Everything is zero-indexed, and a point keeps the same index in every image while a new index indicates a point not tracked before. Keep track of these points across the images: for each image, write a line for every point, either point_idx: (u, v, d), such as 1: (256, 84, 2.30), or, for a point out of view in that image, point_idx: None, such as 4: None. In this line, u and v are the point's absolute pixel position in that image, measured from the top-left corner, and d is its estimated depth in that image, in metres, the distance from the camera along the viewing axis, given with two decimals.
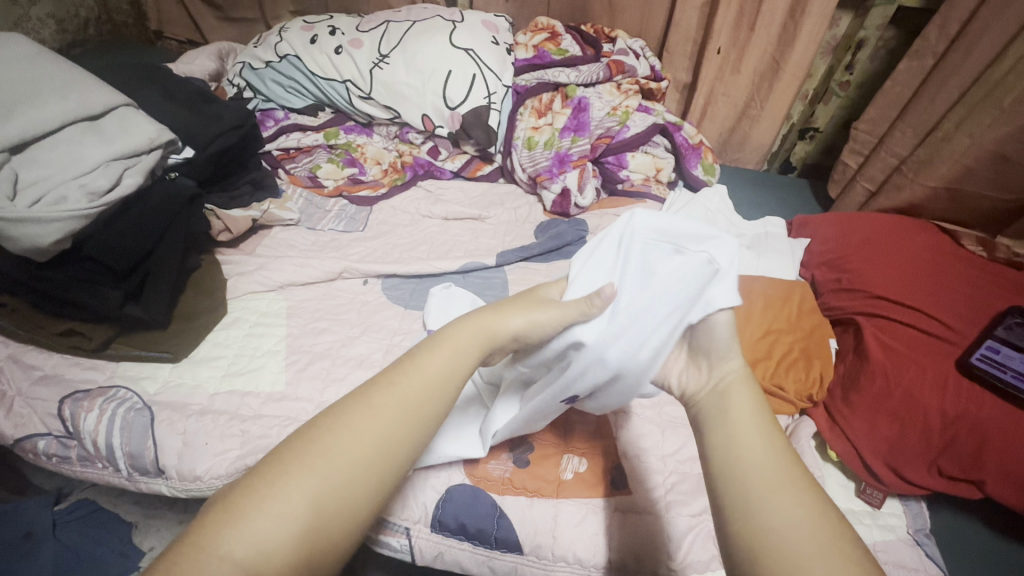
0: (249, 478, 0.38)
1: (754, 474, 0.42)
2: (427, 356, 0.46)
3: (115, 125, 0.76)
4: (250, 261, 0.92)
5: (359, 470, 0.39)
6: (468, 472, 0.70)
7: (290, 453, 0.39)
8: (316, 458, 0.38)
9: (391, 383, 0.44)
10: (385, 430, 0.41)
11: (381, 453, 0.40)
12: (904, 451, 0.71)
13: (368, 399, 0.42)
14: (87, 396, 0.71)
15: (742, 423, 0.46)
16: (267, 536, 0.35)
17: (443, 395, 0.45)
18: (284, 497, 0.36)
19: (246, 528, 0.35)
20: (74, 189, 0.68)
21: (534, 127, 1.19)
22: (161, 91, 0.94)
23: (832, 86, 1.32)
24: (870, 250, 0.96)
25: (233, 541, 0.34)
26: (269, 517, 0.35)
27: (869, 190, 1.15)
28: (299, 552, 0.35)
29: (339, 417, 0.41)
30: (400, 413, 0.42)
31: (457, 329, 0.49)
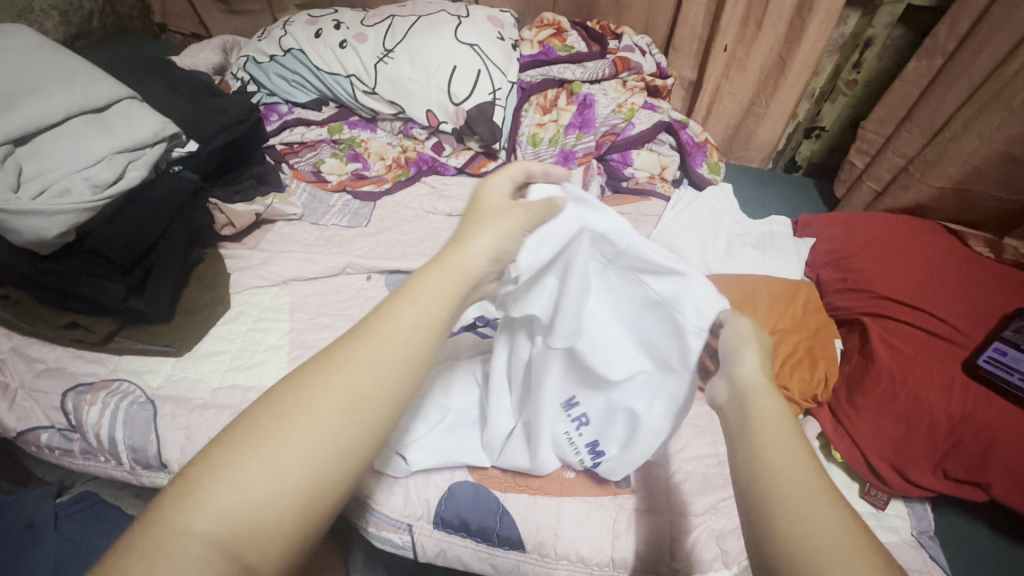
0: (210, 447, 0.35)
1: (786, 478, 0.37)
2: (400, 305, 0.40)
3: (119, 118, 0.76)
4: (254, 256, 0.92)
5: (326, 433, 0.35)
6: (470, 468, 0.70)
7: (251, 418, 0.36)
8: (275, 422, 0.35)
9: (361, 335, 0.39)
10: (353, 389, 0.36)
11: (353, 409, 0.36)
12: (909, 453, 0.71)
13: (338, 353, 0.38)
14: (90, 389, 0.71)
15: (766, 421, 0.41)
16: (228, 505, 0.32)
17: (422, 342, 0.40)
18: (242, 464, 0.33)
19: (203, 500, 0.32)
20: (78, 182, 0.68)
21: (539, 124, 1.20)
22: (166, 84, 0.93)
23: (838, 84, 1.31)
24: (877, 250, 0.96)
25: (190, 515, 0.31)
26: (228, 488, 0.32)
27: (875, 190, 1.14)
28: (265, 517, 0.32)
29: (304, 376, 0.37)
30: (373, 365, 0.37)
31: (433, 275, 0.43)
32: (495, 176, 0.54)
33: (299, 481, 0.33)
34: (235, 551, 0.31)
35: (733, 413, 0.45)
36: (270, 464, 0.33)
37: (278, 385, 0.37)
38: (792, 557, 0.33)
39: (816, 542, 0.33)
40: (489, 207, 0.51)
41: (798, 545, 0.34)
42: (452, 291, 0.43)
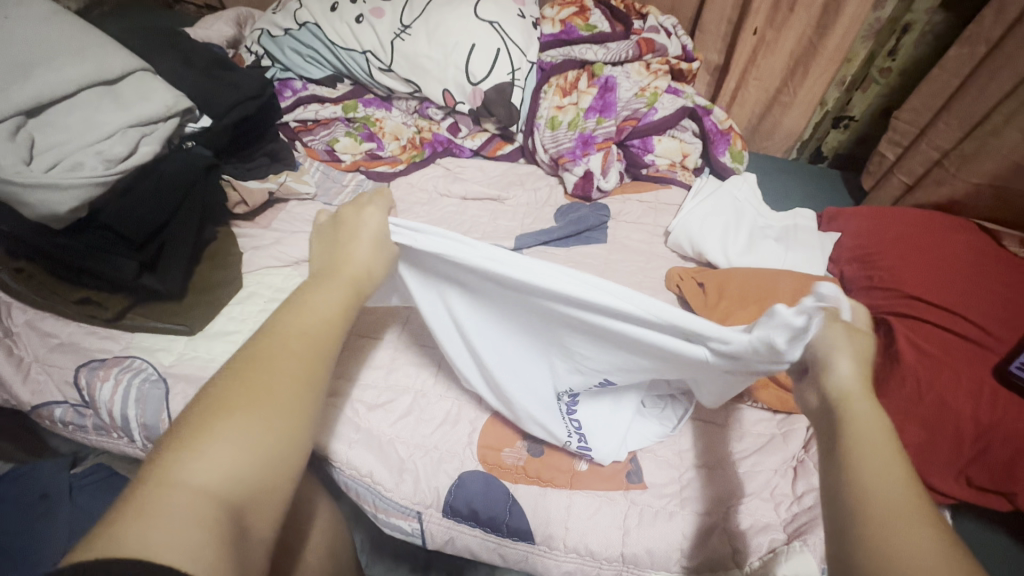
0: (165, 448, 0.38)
1: (874, 500, 0.37)
2: (310, 302, 0.49)
3: (133, 90, 0.74)
4: (266, 236, 0.91)
5: (290, 402, 0.42)
6: (481, 458, 0.69)
7: (204, 412, 0.40)
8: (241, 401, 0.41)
9: (271, 341, 0.45)
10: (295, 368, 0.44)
11: (294, 394, 0.42)
12: (931, 458, 0.69)
13: (271, 351, 0.44)
14: (103, 365, 0.70)
15: (863, 446, 0.40)
16: (222, 471, 0.37)
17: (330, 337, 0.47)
18: (218, 437, 0.38)
19: (197, 467, 0.36)
20: (91, 155, 0.66)
21: (558, 107, 1.14)
22: (174, 51, 0.89)
23: (871, 72, 1.26)
24: (904, 248, 0.93)
25: (199, 478, 0.36)
26: (216, 456, 0.37)
27: (906, 184, 1.11)
28: (249, 483, 0.38)
29: (234, 382, 0.42)
30: (291, 364, 0.44)
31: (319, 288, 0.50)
32: (373, 201, 0.58)
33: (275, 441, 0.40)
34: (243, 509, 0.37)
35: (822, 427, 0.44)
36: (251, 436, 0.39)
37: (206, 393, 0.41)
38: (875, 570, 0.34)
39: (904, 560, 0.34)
40: (352, 216, 0.56)
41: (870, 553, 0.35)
42: (344, 297, 0.50)
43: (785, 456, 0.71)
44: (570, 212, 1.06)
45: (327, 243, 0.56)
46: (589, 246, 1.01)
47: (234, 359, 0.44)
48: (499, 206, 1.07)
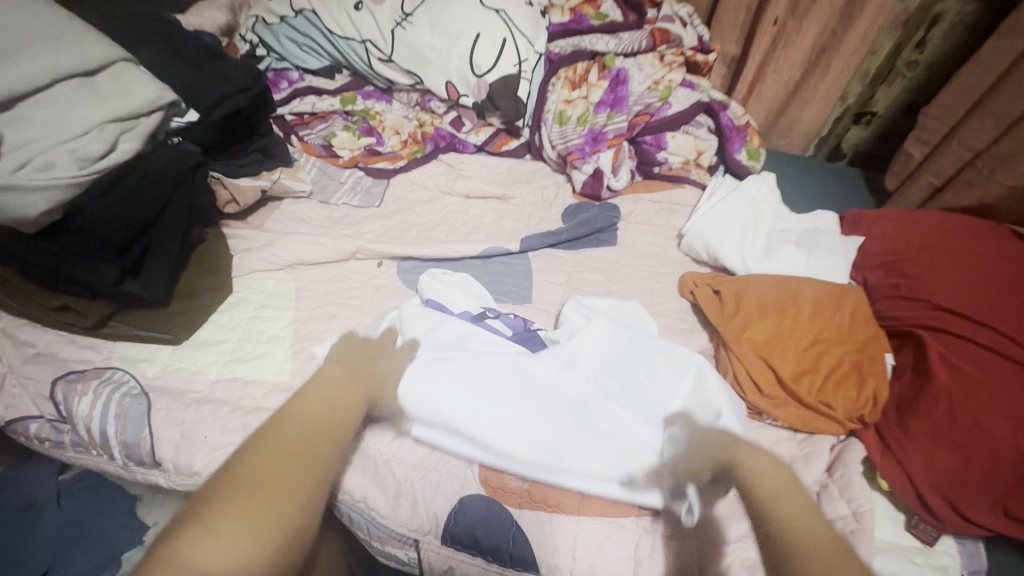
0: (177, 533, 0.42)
1: (802, 539, 0.46)
2: (310, 404, 0.55)
3: (113, 83, 0.69)
4: (258, 237, 0.86)
5: (292, 491, 0.46)
6: (482, 480, 0.64)
7: (214, 504, 0.43)
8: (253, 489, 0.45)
9: (277, 438, 0.50)
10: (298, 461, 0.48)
11: (295, 491, 0.46)
12: (967, 486, 0.64)
13: (277, 446, 0.49)
14: (81, 378, 0.66)
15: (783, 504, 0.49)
16: (216, 562, 0.40)
17: (319, 448, 0.50)
18: (217, 531, 0.41)
19: (201, 550, 0.40)
20: (63, 154, 0.61)
21: (567, 100, 1.09)
22: (157, 32, 0.82)
23: (897, 65, 1.19)
24: (934, 255, 0.87)
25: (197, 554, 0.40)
26: (218, 549, 0.40)
27: (934, 185, 1.05)
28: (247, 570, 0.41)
29: (223, 493, 0.44)
30: (281, 480, 0.46)
31: (322, 395, 0.56)
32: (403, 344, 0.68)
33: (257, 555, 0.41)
34: None
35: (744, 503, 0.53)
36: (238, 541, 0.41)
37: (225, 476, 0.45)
38: None
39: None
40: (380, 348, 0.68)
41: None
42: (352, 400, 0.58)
43: (808, 481, 0.68)
44: (578, 213, 1.01)
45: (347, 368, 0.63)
46: (598, 249, 0.95)
47: (246, 449, 0.49)
48: (503, 206, 1.01)
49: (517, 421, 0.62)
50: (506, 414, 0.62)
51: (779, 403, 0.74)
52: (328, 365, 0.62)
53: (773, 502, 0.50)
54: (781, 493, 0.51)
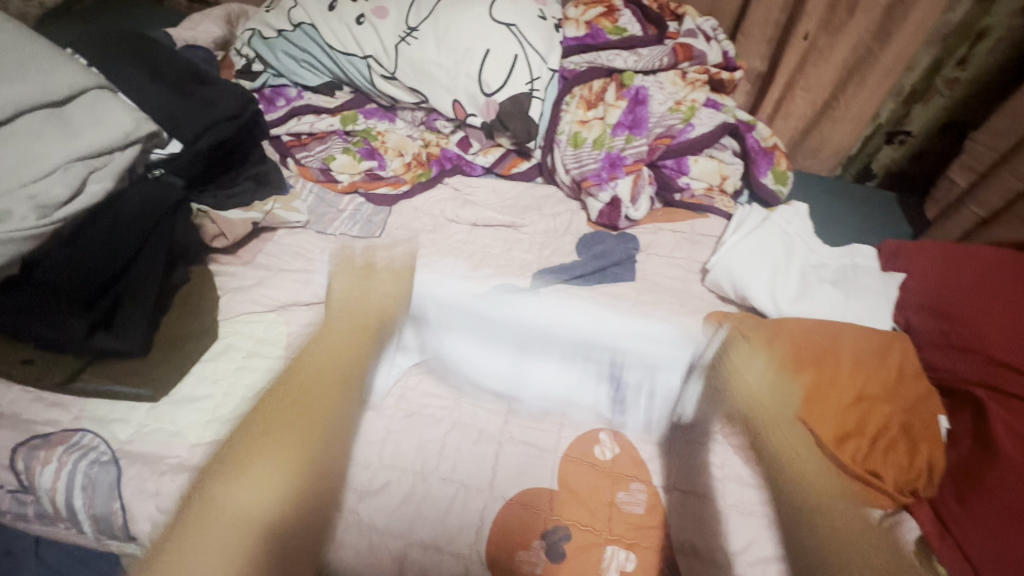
0: (238, 450, 0.58)
1: (815, 482, 0.65)
2: (323, 352, 0.69)
3: (84, 114, 0.62)
4: (249, 274, 0.79)
5: (300, 448, 0.58)
6: (491, 563, 0.58)
7: (239, 452, 0.57)
8: (275, 446, 0.57)
9: (302, 382, 0.64)
10: (319, 407, 0.62)
11: (312, 431, 0.60)
12: None
13: (298, 391, 0.63)
14: (45, 444, 0.59)
15: (807, 462, 0.67)
16: (248, 505, 0.53)
17: (333, 401, 0.64)
18: (249, 470, 0.55)
19: (230, 495, 0.54)
20: (21, 200, 0.55)
21: (582, 121, 1.01)
22: (141, 55, 0.75)
23: (936, 83, 1.11)
24: (987, 299, 0.79)
25: (231, 496, 0.54)
26: (246, 485, 0.54)
27: (979, 217, 0.98)
28: (271, 507, 0.53)
29: (238, 452, 0.58)
30: (305, 412, 0.61)
31: (339, 335, 0.72)
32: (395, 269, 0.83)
33: (272, 482, 0.54)
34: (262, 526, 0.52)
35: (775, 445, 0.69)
36: (260, 479, 0.55)
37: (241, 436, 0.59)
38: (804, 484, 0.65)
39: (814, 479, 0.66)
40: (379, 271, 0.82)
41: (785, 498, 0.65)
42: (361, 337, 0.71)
43: None
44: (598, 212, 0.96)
45: (353, 289, 0.78)
46: (617, 286, 0.88)
47: (265, 405, 0.63)
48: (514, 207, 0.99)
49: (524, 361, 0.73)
50: (506, 360, 0.73)
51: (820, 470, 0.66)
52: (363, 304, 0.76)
53: (804, 479, 0.66)
54: (797, 463, 0.67)
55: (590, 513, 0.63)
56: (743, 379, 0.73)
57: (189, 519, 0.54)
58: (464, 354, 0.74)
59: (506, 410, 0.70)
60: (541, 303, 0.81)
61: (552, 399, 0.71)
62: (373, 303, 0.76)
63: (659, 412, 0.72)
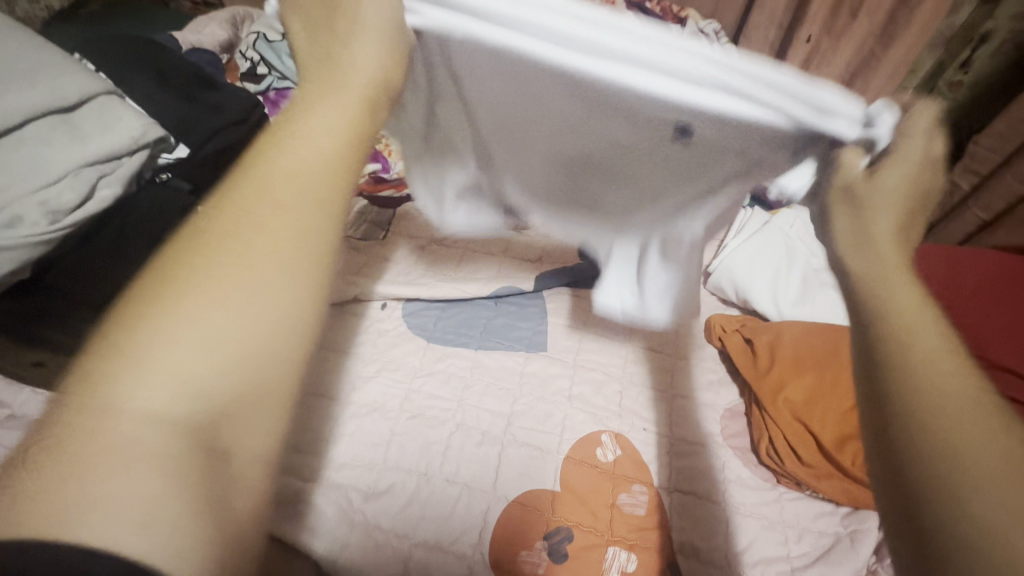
0: (158, 288, 0.27)
1: (971, 456, 0.25)
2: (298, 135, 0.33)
3: (92, 120, 0.63)
4: None
5: (290, 286, 0.29)
6: (494, 563, 0.59)
7: (172, 275, 0.28)
8: (215, 280, 0.28)
9: (269, 183, 0.31)
10: (291, 230, 0.30)
11: (283, 289, 0.29)
12: None
13: (246, 197, 0.31)
14: None
15: (937, 378, 0.28)
16: (166, 405, 0.25)
17: (327, 171, 0.32)
18: (177, 335, 0.26)
19: (142, 363, 0.25)
20: (33, 206, 0.55)
21: None
22: (145, 60, 0.76)
23: (940, 85, 1.13)
24: (986, 303, 0.80)
25: (136, 390, 0.25)
26: (176, 352, 0.26)
27: (982, 219, 1.00)
28: (200, 421, 0.26)
29: (198, 237, 0.29)
30: (273, 263, 0.29)
31: (311, 125, 0.33)
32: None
33: (268, 410, 0.28)
34: (212, 442, 0.26)
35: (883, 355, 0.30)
36: (241, 337, 0.27)
37: (180, 238, 0.29)
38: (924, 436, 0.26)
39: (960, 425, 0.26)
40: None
41: (880, 373, 0.29)
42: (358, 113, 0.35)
43: (854, 567, 0.62)
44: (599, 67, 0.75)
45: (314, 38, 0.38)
46: None
47: (198, 215, 0.31)
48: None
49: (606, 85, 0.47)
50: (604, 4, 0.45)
51: (822, 473, 0.67)
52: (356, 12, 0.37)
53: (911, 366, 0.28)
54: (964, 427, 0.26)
55: (592, 514, 0.64)
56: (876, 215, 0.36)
57: (77, 399, 0.24)
58: (500, 100, 0.53)
59: (509, 412, 0.71)
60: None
61: (554, 397, 0.73)
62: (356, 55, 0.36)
63: (657, 410, 0.74)
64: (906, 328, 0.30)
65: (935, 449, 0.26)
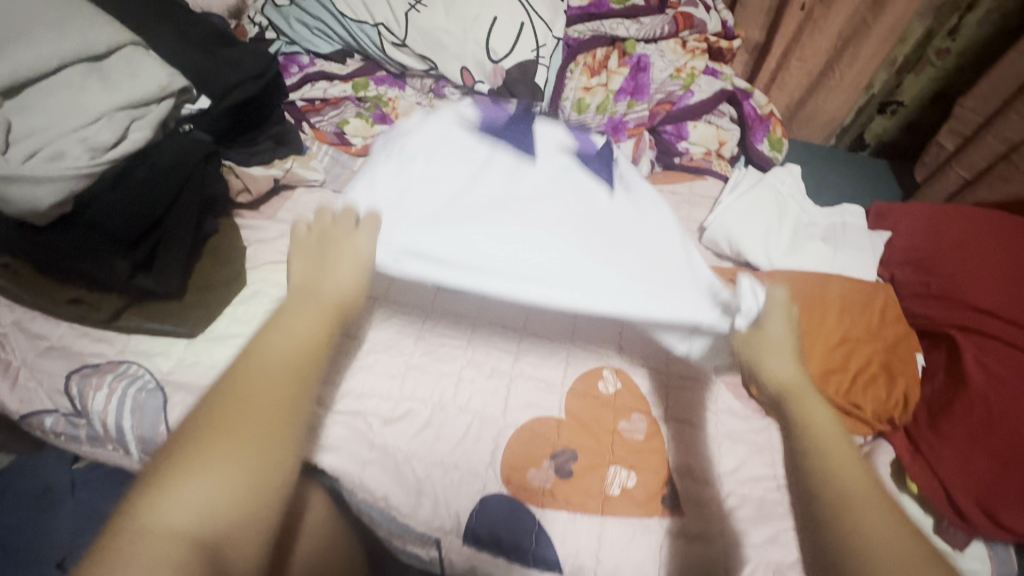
0: (184, 446, 0.40)
1: (845, 491, 0.44)
2: (293, 321, 0.50)
3: (122, 68, 0.66)
4: (273, 228, 0.84)
5: (276, 442, 0.42)
6: (505, 479, 0.64)
7: (197, 440, 0.40)
8: (230, 434, 0.41)
9: (259, 360, 0.46)
10: (281, 398, 0.44)
11: (280, 438, 0.42)
12: (1004, 493, 0.62)
13: (256, 372, 0.45)
14: (96, 371, 0.65)
15: (831, 444, 0.48)
16: (186, 522, 0.37)
17: (315, 359, 0.48)
18: (187, 483, 0.38)
19: (177, 500, 0.37)
20: (74, 143, 0.59)
21: (585, 88, 1.06)
22: (166, 14, 0.78)
23: (927, 53, 1.15)
24: (965, 254, 0.84)
25: (167, 516, 0.36)
26: (199, 490, 0.38)
27: (965, 179, 1.03)
28: (217, 530, 0.37)
29: (225, 405, 0.43)
30: (269, 422, 0.42)
31: (299, 309, 0.52)
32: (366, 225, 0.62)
33: (252, 530, 0.39)
34: (214, 554, 0.37)
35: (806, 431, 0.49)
36: (247, 475, 0.40)
37: (199, 408, 0.42)
38: (830, 494, 0.45)
39: (852, 488, 0.44)
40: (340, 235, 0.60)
41: (796, 458, 0.48)
42: (332, 310, 0.53)
43: None
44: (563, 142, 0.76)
45: (313, 258, 0.58)
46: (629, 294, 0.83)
47: (216, 385, 0.44)
48: (461, 124, 0.74)
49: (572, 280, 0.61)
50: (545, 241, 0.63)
51: None
52: (337, 270, 0.57)
53: (823, 455, 0.47)
54: (842, 475, 0.45)
55: (594, 437, 0.68)
56: (765, 359, 0.55)
57: (123, 532, 0.35)
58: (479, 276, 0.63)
59: (516, 349, 0.75)
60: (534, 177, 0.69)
61: (558, 337, 0.77)
62: (338, 278, 0.56)
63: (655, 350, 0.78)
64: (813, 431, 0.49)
65: (832, 526, 0.43)
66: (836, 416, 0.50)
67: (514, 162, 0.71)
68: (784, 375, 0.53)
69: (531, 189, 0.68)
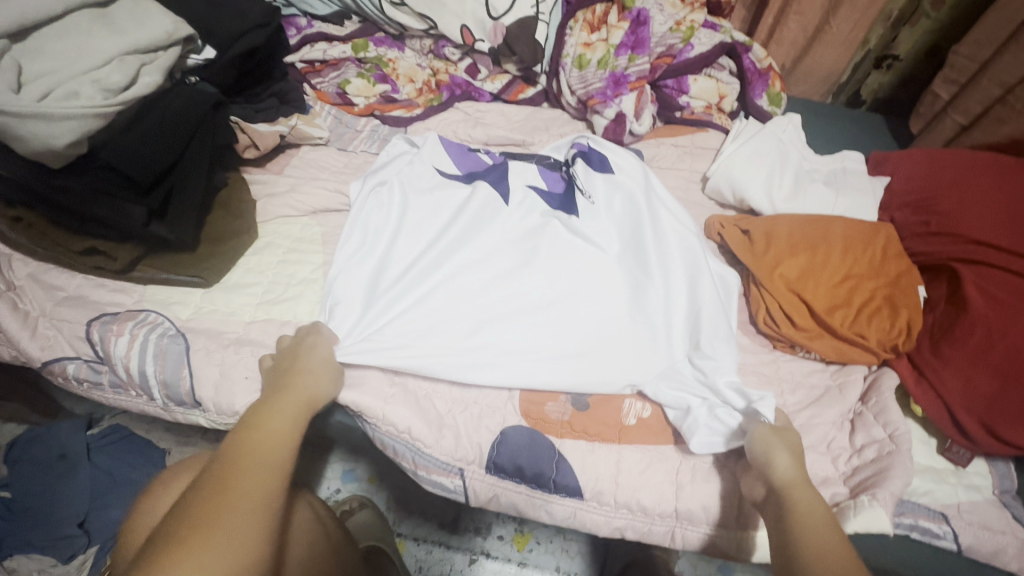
0: (162, 548, 0.39)
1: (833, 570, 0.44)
2: (269, 421, 0.53)
3: (127, 15, 0.66)
4: (280, 182, 0.84)
5: (255, 531, 0.42)
6: (523, 412, 0.66)
7: (175, 535, 0.40)
8: (211, 525, 0.41)
9: (238, 460, 0.47)
10: (258, 491, 0.45)
11: (255, 528, 0.43)
12: (1005, 410, 0.64)
13: (232, 470, 0.46)
14: (115, 319, 0.66)
15: (819, 533, 0.48)
16: None
17: (286, 453, 0.50)
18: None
19: None
20: (86, 84, 0.60)
21: (586, 43, 1.04)
22: None
23: (923, 4, 1.15)
24: (963, 191, 0.85)
25: None
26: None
27: (961, 125, 1.04)
28: None
29: (204, 494, 0.44)
30: (247, 512, 0.43)
31: (277, 410, 0.54)
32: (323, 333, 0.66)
33: None
34: None
35: (800, 518, 0.49)
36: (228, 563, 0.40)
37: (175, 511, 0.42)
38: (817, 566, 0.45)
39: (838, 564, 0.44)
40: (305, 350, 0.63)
41: (789, 537, 0.49)
42: (301, 412, 0.56)
43: (842, 409, 0.71)
44: (530, 185, 0.82)
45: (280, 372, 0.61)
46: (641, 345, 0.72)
47: (192, 486, 0.45)
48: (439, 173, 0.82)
49: (536, 331, 0.68)
50: (511, 302, 0.71)
51: (813, 335, 0.75)
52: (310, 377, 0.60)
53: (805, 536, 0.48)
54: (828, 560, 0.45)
55: None
56: (776, 456, 0.56)
57: None
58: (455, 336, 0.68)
59: None
60: (492, 236, 0.76)
61: None
62: (311, 381, 0.60)
63: None
64: (803, 517, 0.50)
65: None
66: (831, 513, 0.50)
67: (488, 206, 0.79)
68: (785, 473, 0.54)
69: (497, 252, 0.75)
